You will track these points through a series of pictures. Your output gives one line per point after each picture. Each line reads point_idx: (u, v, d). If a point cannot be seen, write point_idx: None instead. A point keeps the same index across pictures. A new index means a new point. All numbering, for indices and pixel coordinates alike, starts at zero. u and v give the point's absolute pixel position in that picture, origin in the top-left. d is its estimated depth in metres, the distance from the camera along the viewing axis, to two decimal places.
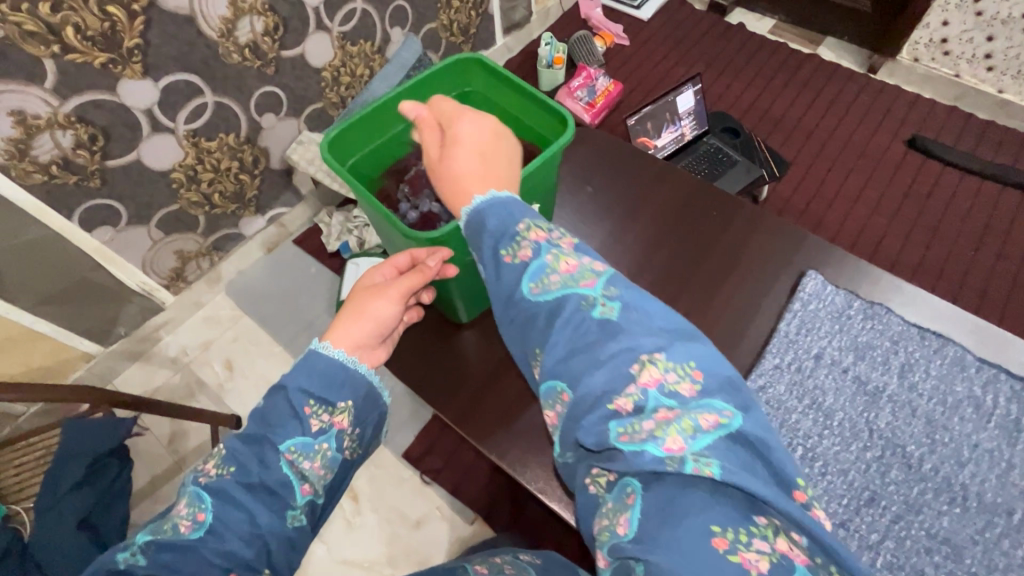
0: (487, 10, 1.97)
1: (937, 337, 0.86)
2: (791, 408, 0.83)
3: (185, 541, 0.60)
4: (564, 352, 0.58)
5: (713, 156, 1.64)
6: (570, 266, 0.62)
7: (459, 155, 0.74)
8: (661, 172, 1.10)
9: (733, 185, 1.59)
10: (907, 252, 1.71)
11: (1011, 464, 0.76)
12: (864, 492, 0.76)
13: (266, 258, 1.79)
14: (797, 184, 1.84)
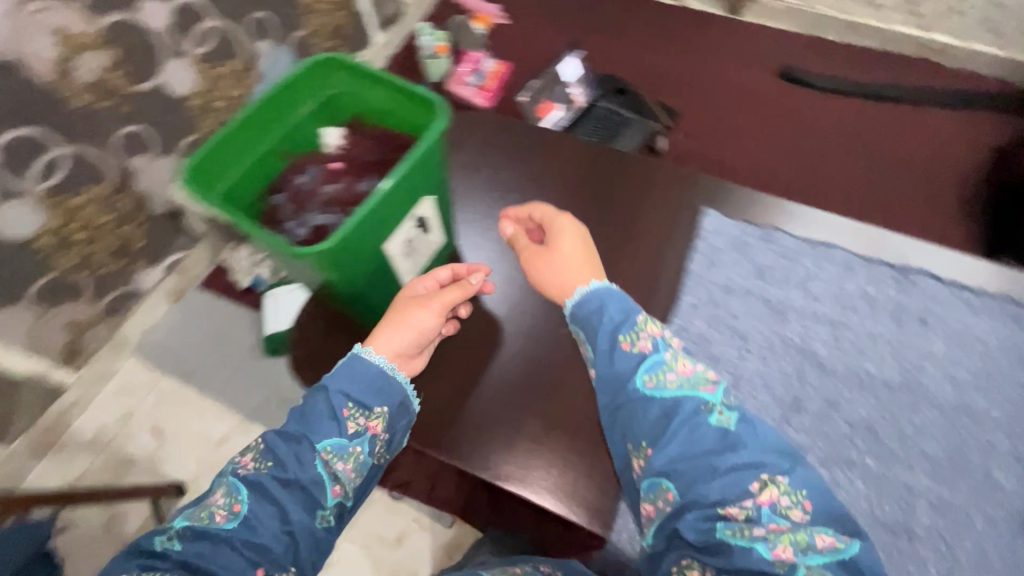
0: (356, 8, 1.89)
1: (824, 246, 0.93)
2: (712, 340, 0.88)
3: (221, 530, 0.71)
4: (682, 449, 0.71)
5: (606, 119, 1.68)
6: (687, 370, 0.77)
7: (561, 248, 0.86)
8: (555, 140, 1.09)
9: (631, 143, 1.64)
10: (796, 175, 1.84)
11: (902, 345, 0.86)
12: (789, 400, 0.83)
13: (173, 310, 1.65)
14: (690, 131, 1.93)
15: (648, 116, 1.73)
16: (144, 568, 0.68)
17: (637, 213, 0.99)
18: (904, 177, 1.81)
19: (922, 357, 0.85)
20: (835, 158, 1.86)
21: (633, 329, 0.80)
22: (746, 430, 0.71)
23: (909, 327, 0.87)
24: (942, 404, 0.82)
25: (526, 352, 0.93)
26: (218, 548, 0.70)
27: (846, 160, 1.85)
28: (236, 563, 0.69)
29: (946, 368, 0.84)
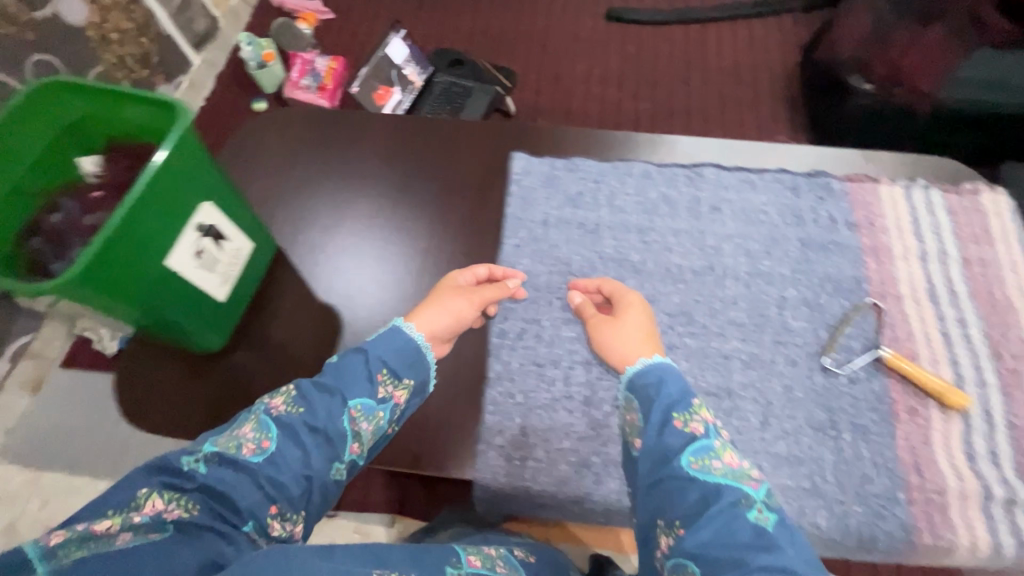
0: (163, 33, 1.78)
1: (625, 162, 0.96)
2: (540, 274, 0.91)
3: (247, 463, 0.64)
4: (715, 530, 0.56)
5: (448, 92, 1.67)
6: (734, 462, 0.62)
7: (624, 328, 0.76)
8: (359, 124, 1.08)
9: (478, 112, 1.64)
10: (640, 107, 1.95)
11: (704, 232, 0.88)
12: (614, 308, 0.86)
13: (37, 399, 1.51)
14: (537, 87, 1.98)
15: (488, 79, 1.73)
16: (157, 492, 0.59)
17: (444, 173, 1.00)
18: (729, 88, 1.96)
19: (723, 239, 0.87)
20: (671, 84, 1.98)
21: (690, 410, 0.66)
22: (780, 533, 0.57)
23: (707, 214, 0.90)
24: (742, 276, 0.85)
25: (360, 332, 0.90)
26: (237, 481, 0.62)
27: (679, 83, 1.98)
28: (251, 499, 0.62)
29: (740, 242, 0.87)
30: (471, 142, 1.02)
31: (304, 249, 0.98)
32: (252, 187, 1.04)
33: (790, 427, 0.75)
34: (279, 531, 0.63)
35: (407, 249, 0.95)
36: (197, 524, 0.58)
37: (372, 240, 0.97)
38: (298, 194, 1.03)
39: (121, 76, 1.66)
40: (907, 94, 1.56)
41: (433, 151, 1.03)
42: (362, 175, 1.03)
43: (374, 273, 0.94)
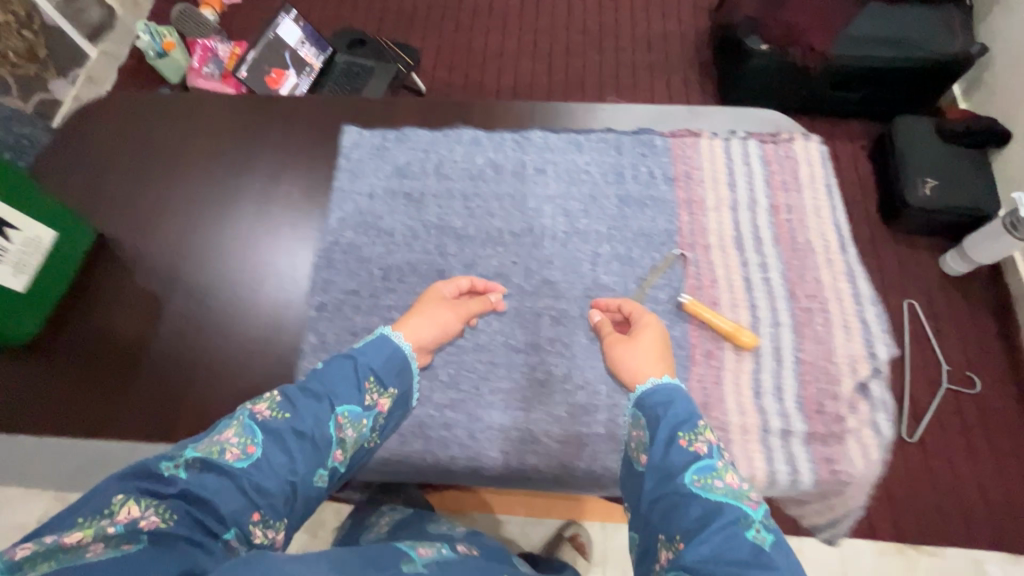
0: (48, 24, 1.72)
1: (456, 130, 0.96)
2: (364, 244, 0.88)
3: (231, 470, 0.58)
4: (715, 542, 0.52)
5: (348, 73, 1.63)
6: (735, 482, 0.57)
7: (637, 352, 0.72)
8: (196, 104, 1.07)
9: (377, 93, 1.61)
10: (555, 79, 1.93)
11: (526, 195, 0.91)
12: (435, 272, 0.87)
13: None
14: (451, 64, 1.95)
15: (390, 56, 1.67)
16: (134, 498, 0.53)
17: (276, 161, 1.01)
18: (641, 55, 1.96)
19: (543, 200, 0.90)
20: (585, 53, 1.97)
21: (695, 428, 0.61)
22: (779, 557, 0.51)
23: (532, 176, 0.92)
24: (560, 236, 0.88)
25: (179, 320, 0.89)
26: (217, 488, 0.56)
27: (592, 52, 1.97)
28: (232, 509, 0.56)
29: (561, 203, 0.90)
30: (306, 128, 1.03)
31: (129, 237, 0.97)
32: (74, 179, 1.02)
33: (593, 378, 0.80)
34: (262, 539, 0.58)
35: (231, 238, 0.95)
36: (175, 537, 0.51)
37: (202, 221, 0.97)
38: (122, 185, 1.01)
39: (5, 72, 1.60)
40: (803, 51, 1.60)
41: (267, 138, 1.03)
42: (189, 164, 1.02)
43: (197, 261, 0.94)
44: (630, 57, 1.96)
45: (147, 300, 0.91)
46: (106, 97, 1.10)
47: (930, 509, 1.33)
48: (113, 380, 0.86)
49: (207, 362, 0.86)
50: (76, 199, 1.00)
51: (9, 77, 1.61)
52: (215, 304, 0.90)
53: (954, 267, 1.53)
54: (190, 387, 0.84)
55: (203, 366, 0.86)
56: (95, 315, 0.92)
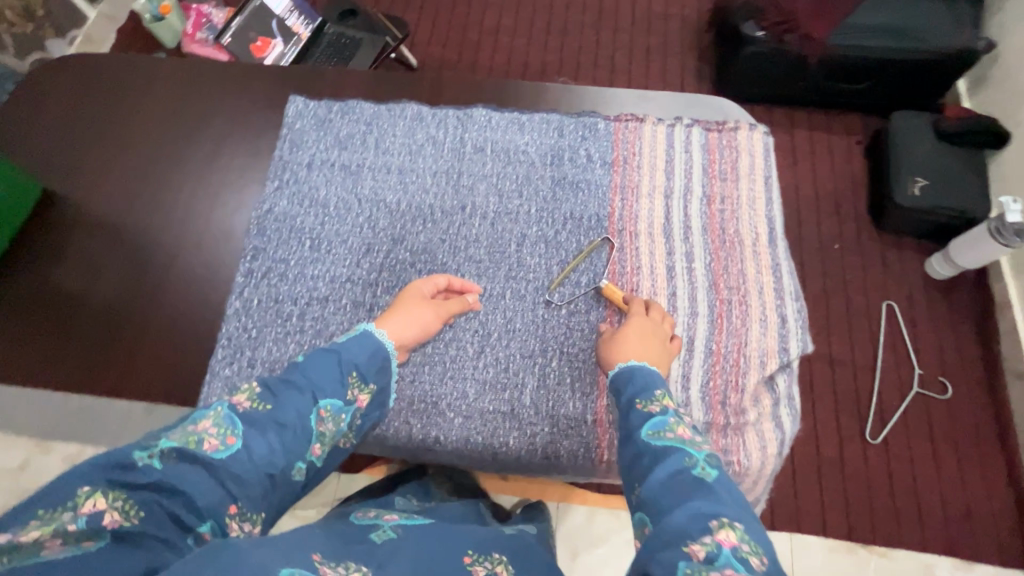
0: None
1: (401, 105, 0.96)
2: (295, 214, 0.88)
3: (208, 460, 0.57)
4: (667, 478, 0.55)
5: (336, 44, 1.63)
6: (686, 433, 0.61)
7: (628, 339, 0.74)
8: (153, 66, 1.09)
9: (362, 67, 1.62)
10: (549, 59, 1.90)
11: (461, 172, 0.91)
12: (362, 246, 0.86)
13: None
14: (446, 39, 1.93)
15: (380, 30, 1.65)
16: (100, 491, 0.50)
17: (226, 134, 1.02)
18: (639, 37, 1.92)
19: (477, 179, 0.90)
20: (583, 33, 1.93)
21: (653, 395, 0.66)
22: (723, 488, 0.53)
23: (469, 155, 0.92)
24: (490, 215, 0.88)
25: (120, 276, 0.93)
26: (190, 480, 0.55)
27: (589, 33, 1.93)
28: (206, 500, 0.55)
29: (495, 182, 0.90)
30: (258, 103, 1.04)
31: (76, 198, 1.00)
32: (31, 137, 1.05)
33: (504, 357, 0.81)
34: (236, 531, 0.57)
35: (175, 207, 0.97)
36: (143, 535, 0.49)
37: (147, 183, 1.00)
38: (76, 147, 1.04)
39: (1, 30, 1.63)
40: (800, 40, 1.56)
41: (219, 112, 1.04)
42: (141, 130, 1.03)
43: (137, 227, 0.96)
44: (629, 40, 1.92)
45: (89, 262, 0.95)
46: (73, 57, 1.12)
47: (890, 513, 1.32)
48: (55, 327, 0.91)
49: (140, 325, 0.89)
50: (31, 157, 1.04)
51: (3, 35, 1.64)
52: (154, 267, 0.93)
53: (938, 271, 1.50)
54: (123, 350, 0.88)
55: (134, 328, 0.89)
56: (39, 272, 0.95)
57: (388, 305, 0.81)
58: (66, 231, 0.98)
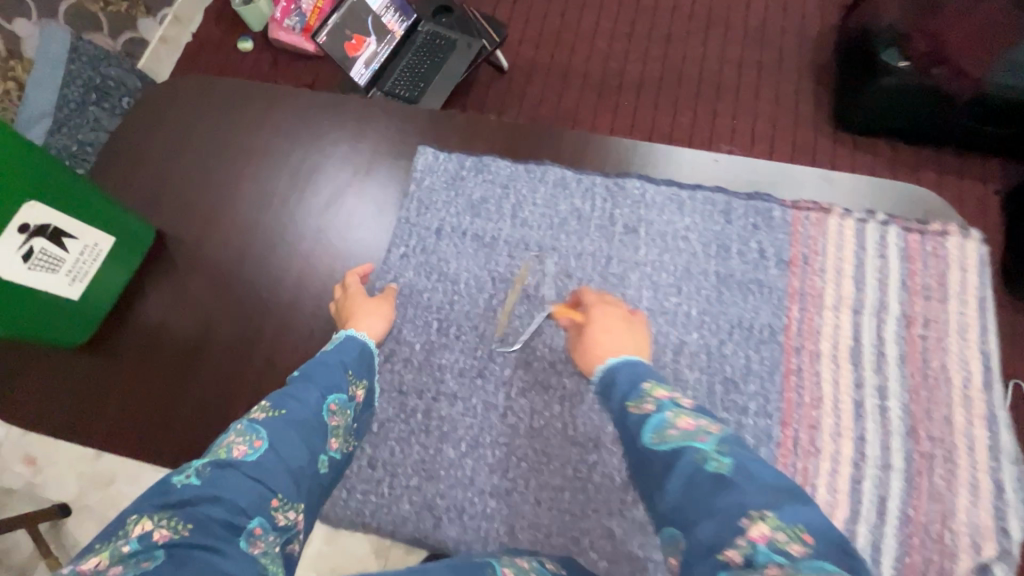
0: None
1: (540, 163, 0.70)
2: (422, 288, 0.66)
3: (237, 466, 0.47)
4: (684, 488, 0.40)
5: (428, 45, 1.51)
6: (689, 424, 0.44)
7: (594, 333, 0.55)
8: (243, 95, 0.80)
9: (456, 70, 1.49)
10: (648, 71, 1.69)
11: (639, 260, 0.65)
12: (494, 335, 0.63)
13: None
14: (535, 41, 1.75)
15: (475, 30, 1.53)
16: (146, 514, 0.43)
17: (364, 167, 0.75)
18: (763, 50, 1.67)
19: (659, 262, 0.65)
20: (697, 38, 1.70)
21: (641, 392, 0.47)
22: (745, 477, 0.39)
23: (620, 236, 0.66)
24: (693, 315, 0.62)
25: (183, 400, 0.67)
26: (229, 489, 0.45)
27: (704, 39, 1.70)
28: (241, 504, 0.45)
29: (686, 261, 0.65)
30: (393, 120, 0.76)
31: (173, 243, 0.74)
32: (112, 152, 0.81)
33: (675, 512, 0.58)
34: (285, 521, 0.47)
35: (293, 260, 0.73)
36: (193, 550, 0.41)
37: (228, 264, 0.73)
38: (162, 163, 0.78)
39: (96, 9, 1.49)
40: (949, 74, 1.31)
41: (345, 129, 0.76)
42: (247, 150, 0.77)
43: (248, 286, 0.72)
44: (740, 53, 1.68)
45: (189, 332, 0.70)
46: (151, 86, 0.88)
47: None
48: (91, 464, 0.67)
49: None
50: None
51: (99, 12, 1.49)
52: (229, 386, 0.68)
53: None
54: None
55: None
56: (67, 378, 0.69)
57: (351, 306, 0.62)
58: (163, 290, 0.72)
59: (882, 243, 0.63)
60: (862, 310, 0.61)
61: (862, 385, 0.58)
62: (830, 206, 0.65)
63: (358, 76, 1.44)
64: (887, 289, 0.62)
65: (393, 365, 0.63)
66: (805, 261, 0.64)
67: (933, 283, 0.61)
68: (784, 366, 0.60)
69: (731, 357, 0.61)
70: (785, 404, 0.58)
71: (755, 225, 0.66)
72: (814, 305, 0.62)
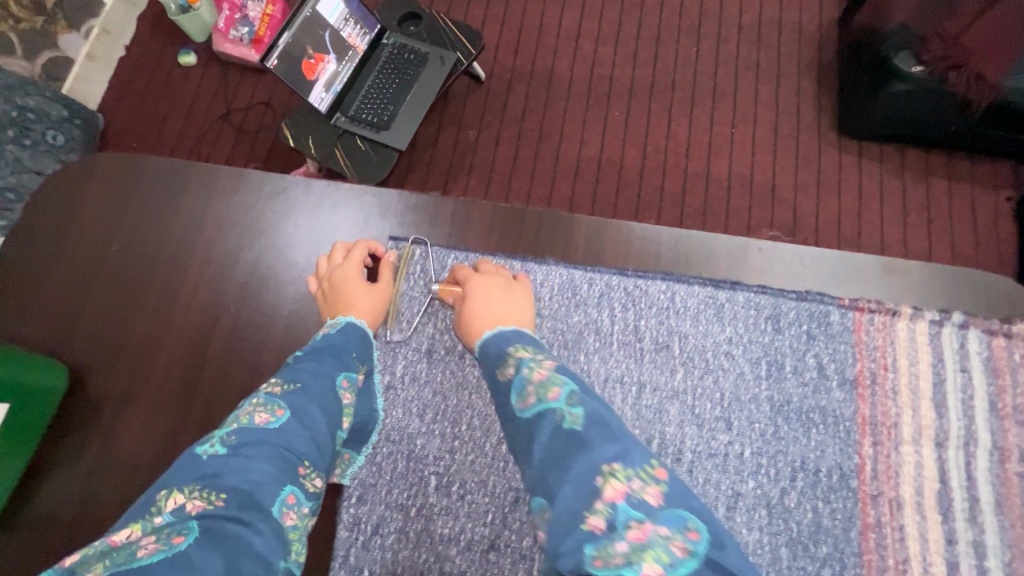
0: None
1: (543, 263, 0.61)
2: (416, 433, 0.57)
3: (262, 435, 0.42)
4: (547, 452, 0.38)
5: (394, 66, 1.12)
6: (547, 383, 0.42)
7: (475, 301, 0.53)
8: (180, 187, 0.67)
9: (430, 94, 1.11)
10: (642, 74, 1.30)
11: (677, 391, 0.57)
12: (506, 494, 0.56)
13: None
14: (509, 45, 1.33)
15: (444, 40, 1.13)
16: (176, 488, 0.37)
17: None
18: (790, 15, 1.33)
19: (701, 392, 0.57)
20: (722, 14, 1.34)
21: (503, 359, 0.46)
22: (598, 430, 0.38)
23: (651, 356, 0.58)
24: (744, 457, 0.55)
25: None
26: (259, 458, 0.40)
27: (729, 13, 1.34)
28: (268, 474, 0.39)
29: (737, 397, 0.56)
30: (362, 213, 0.65)
31: (104, 378, 0.62)
32: (21, 284, 0.65)
33: None
34: (313, 490, 0.43)
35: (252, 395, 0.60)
36: (231, 522, 0.35)
37: (182, 407, 0.60)
38: (91, 292, 0.64)
39: (5, 28, 1.09)
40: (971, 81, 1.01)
41: (303, 224, 0.65)
42: (181, 251, 0.65)
43: (203, 422, 0.60)
44: (756, 53, 1.30)
45: (136, 492, 0.58)
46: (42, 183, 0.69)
47: None
48: None
49: None
50: None
51: (8, 32, 1.10)
52: None
53: None
54: None
55: None
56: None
57: (335, 281, 0.57)
58: (101, 436, 0.60)
59: (961, 352, 0.56)
60: (947, 443, 0.54)
61: (954, 541, 0.52)
62: (897, 308, 0.57)
63: (316, 103, 1.02)
64: (973, 414, 0.55)
65: (385, 539, 0.55)
66: (873, 379, 0.56)
67: None
68: (860, 519, 0.53)
69: (795, 510, 0.53)
70: (865, 569, 0.51)
71: (811, 334, 0.57)
72: (890, 440, 0.55)
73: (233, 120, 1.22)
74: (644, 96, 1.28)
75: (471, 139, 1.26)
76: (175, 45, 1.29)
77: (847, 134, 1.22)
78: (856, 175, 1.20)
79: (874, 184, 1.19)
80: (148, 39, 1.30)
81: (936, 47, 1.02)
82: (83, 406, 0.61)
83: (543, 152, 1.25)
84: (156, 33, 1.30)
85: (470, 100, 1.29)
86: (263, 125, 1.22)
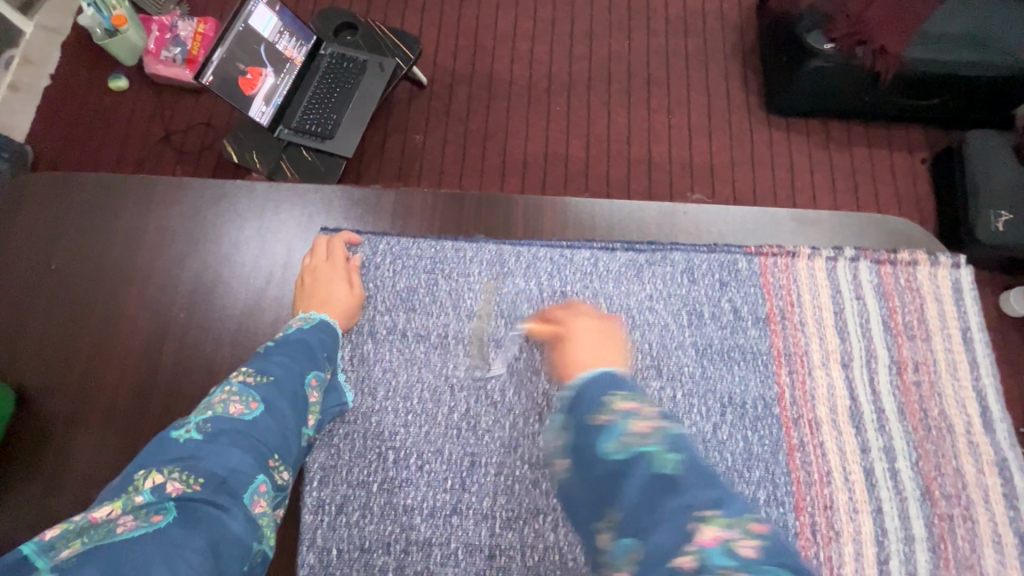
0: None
1: (472, 241, 0.64)
2: (367, 412, 0.59)
3: (236, 424, 0.43)
4: (640, 491, 0.35)
5: (334, 74, 1.13)
6: (642, 426, 0.38)
7: (576, 343, 0.50)
8: (120, 202, 0.67)
9: (372, 100, 1.13)
10: (578, 68, 1.35)
11: None
12: (463, 460, 0.58)
13: None
14: (448, 49, 1.37)
15: (383, 45, 1.15)
16: (155, 469, 0.37)
17: (264, 262, 0.66)
18: (711, 5, 1.41)
19: (635, 344, 0.61)
20: (649, 8, 1.41)
21: (604, 401, 0.40)
22: (694, 478, 0.35)
23: None
24: (678, 400, 0.59)
25: None
26: (234, 447, 0.41)
27: (656, 6, 1.41)
28: (244, 462, 0.41)
29: (663, 345, 0.61)
30: (305, 210, 0.67)
31: (52, 397, 0.61)
32: None
33: None
34: (282, 481, 0.44)
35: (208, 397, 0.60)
36: (207, 503, 0.37)
37: (135, 415, 0.60)
38: (34, 315, 0.64)
39: None
40: (873, 54, 1.08)
41: (247, 227, 0.67)
42: (125, 264, 0.65)
43: (157, 428, 0.60)
44: (683, 42, 1.37)
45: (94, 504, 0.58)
46: None
47: None
48: None
49: None
50: None
51: None
52: None
53: None
54: None
55: None
56: None
57: (317, 277, 0.60)
58: (52, 453, 0.59)
59: (856, 282, 0.63)
60: (851, 363, 0.60)
61: (868, 449, 0.57)
62: (796, 249, 0.63)
63: (257, 117, 1.02)
64: (872, 334, 0.61)
65: (350, 518, 0.56)
66: (782, 315, 0.62)
67: (912, 319, 0.62)
68: (786, 443, 0.58)
69: (728, 442, 0.58)
70: (795, 486, 0.56)
71: (723, 281, 0.63)
72: (803, 367, 0.60)
73: (173, 141, 1.21)
74: (583, 89, 1.33)
75: (418, 143, 1.28)
76: (107, 70, 1.26)
77: (773, 112, 1.29)
78: (783, 148, 1.28)
79: (799, 154, 1.27)
80: (75, 65, 1.27)
81: (841, 26, 1.09)
82: (30, 428, 0.60)
83: (491, 150, 1.28)
84: (84, 59, 1.27)
85: (414, 105, 1.31)
86: (204, 144, 1.21)
